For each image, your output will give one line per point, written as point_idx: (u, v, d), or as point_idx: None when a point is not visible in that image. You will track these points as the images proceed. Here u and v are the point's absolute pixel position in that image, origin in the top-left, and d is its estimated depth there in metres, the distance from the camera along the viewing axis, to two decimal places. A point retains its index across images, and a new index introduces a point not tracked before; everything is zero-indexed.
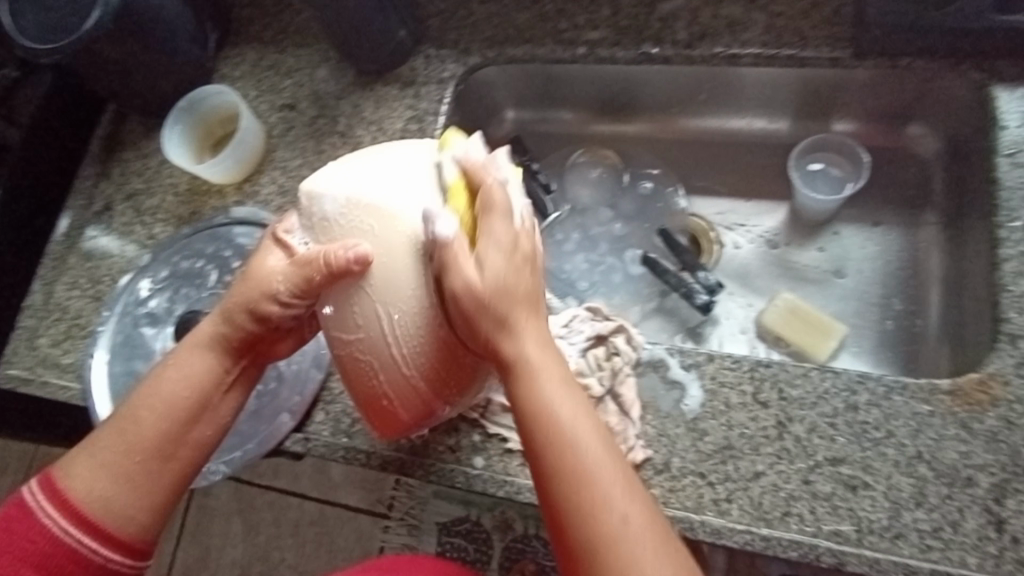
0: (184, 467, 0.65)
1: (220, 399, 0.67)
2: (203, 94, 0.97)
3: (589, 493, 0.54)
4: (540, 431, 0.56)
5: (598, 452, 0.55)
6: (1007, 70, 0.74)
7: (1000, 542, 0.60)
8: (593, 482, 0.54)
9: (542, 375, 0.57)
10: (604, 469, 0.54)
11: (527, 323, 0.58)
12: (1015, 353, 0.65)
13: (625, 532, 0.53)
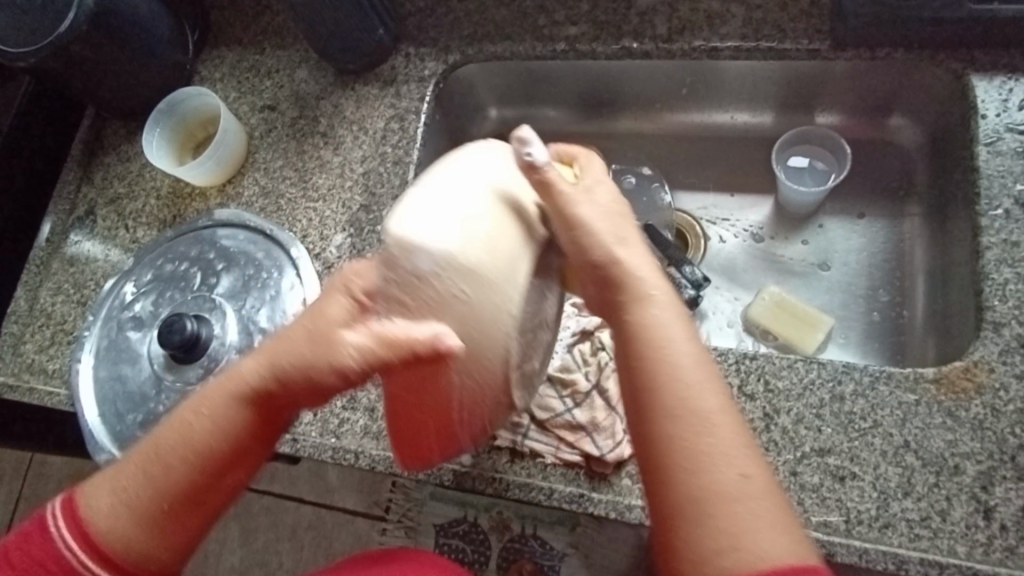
0: (212, 514, 0.59)
1: (258, 454, 0.59)
2: (186, 96, 0.97)
3: (693, 443, 0.51)
4: (646, 369, 0.54)
5: (713, 404, 0.52)
6: (984, 57, 0.73)
7: (988, 531, 0.57)
8: (699, 432, 0.51)
9: (661, 304, 0.56)
10: (718, 417, 0.52)
11: (645, 258, 0.58)
12: (999, 340, 0.61)
13: (733, 491, 0.49)
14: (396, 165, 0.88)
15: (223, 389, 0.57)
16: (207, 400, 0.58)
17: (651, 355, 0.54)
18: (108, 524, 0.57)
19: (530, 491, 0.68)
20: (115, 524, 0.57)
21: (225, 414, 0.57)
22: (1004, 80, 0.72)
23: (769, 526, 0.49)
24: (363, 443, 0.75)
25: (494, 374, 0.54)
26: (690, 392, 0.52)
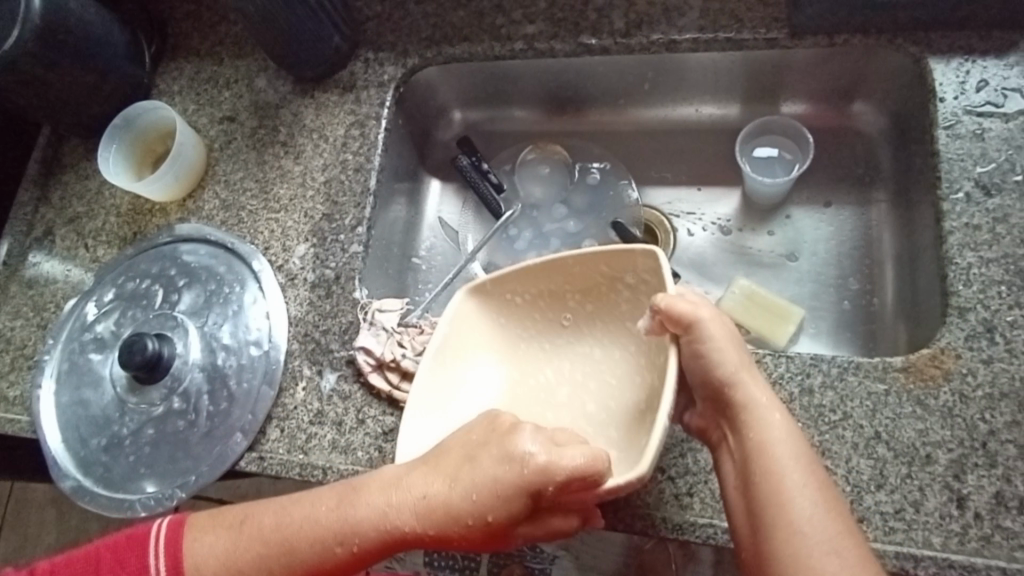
0: None
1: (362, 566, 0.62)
2: (142, 110, 0.95)
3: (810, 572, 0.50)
4: (763, 493, 0.53)
5: (833, 533, 0.51)
6: (941, 40, 0.72)
7: (962, 520, 0.56)
8: (814, 563, 0.50)
9: (774, 435, 0.55)
10: (840, 551, 0.50)
11: (757, 388, 0.57)
12: (965, 326, 0.61)
13: None
14: (357, 173, 0.87)
15: (378, 530, 0.58)
16: (357, 538, 0.58)
17: (769, 479, 0.53)
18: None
19: None
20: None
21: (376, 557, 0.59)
22: (961, 62, 0.71)
23: None
24: (331, 458, 0.74)
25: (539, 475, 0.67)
26: (808, 520, 0.51)
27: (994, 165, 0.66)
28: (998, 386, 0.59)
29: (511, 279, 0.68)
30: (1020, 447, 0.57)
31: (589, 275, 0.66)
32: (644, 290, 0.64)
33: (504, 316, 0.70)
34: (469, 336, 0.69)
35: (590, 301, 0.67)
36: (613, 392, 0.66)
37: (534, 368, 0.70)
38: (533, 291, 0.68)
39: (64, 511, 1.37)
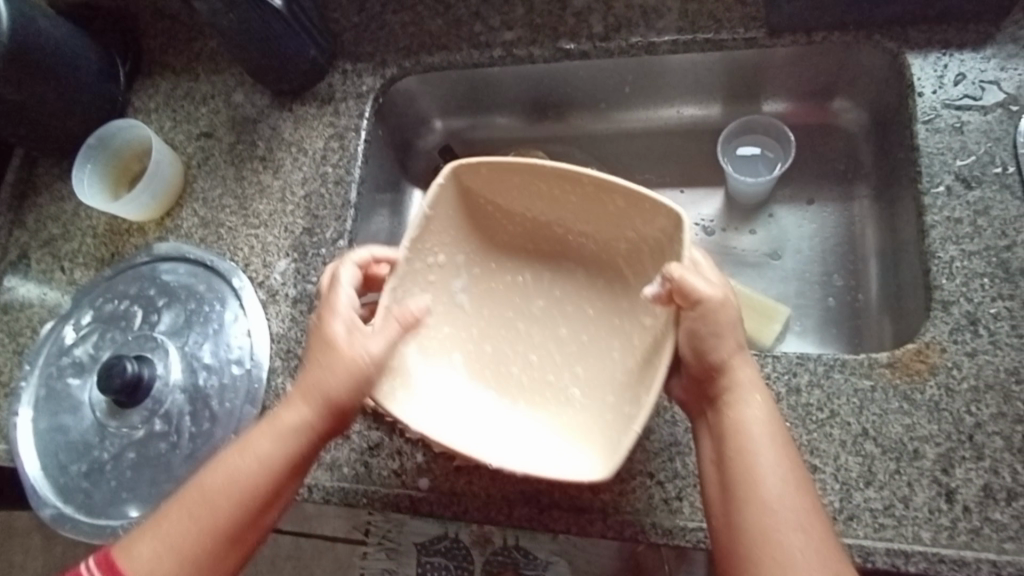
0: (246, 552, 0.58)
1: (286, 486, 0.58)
2: (117, 128, 0.93)
3: (775, 548, 0.49)
4: (737, 469, 0.53)
5: (801, 511, 0.50)
6: (919, 34, 0.72)
7: (951, 514, 0.55)
8: (780, 539, 0.49)
9: (754, 415, 0.55)
10: (805, 527, 0.50)
11: (746, 371, 0.57)
12: (949, 319, 0.60)
13: None
14: (336, 185, 0.86)
15: (260, 467, 0.57)
16: (241, 489, 0.56)
17: (743, 458, 0.53)
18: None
19: (489, 513, 0.65)
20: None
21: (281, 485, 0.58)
22: (938, 56, 0.71)
23: None
24: (316, 475, 0.69)
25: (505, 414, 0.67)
26: (777, 497, 0.51)
27: (974, 157, 0.66)
28: (983, 378, 0.58)
29: (514, 171, 0.63)
30: (1007, 439, 0.56)
31: (598, 200, 0.62)
32: (653, 248, 0.62)
33: (492, 204, 0.66)
34: (451, 227, 0.65)
35: (589, 225, 0.65)
36: (586, 321, 0.67)
37: (510, 268, 0.69)
38: (531, 189, 0.64)
39: (51, 538, 1.34)
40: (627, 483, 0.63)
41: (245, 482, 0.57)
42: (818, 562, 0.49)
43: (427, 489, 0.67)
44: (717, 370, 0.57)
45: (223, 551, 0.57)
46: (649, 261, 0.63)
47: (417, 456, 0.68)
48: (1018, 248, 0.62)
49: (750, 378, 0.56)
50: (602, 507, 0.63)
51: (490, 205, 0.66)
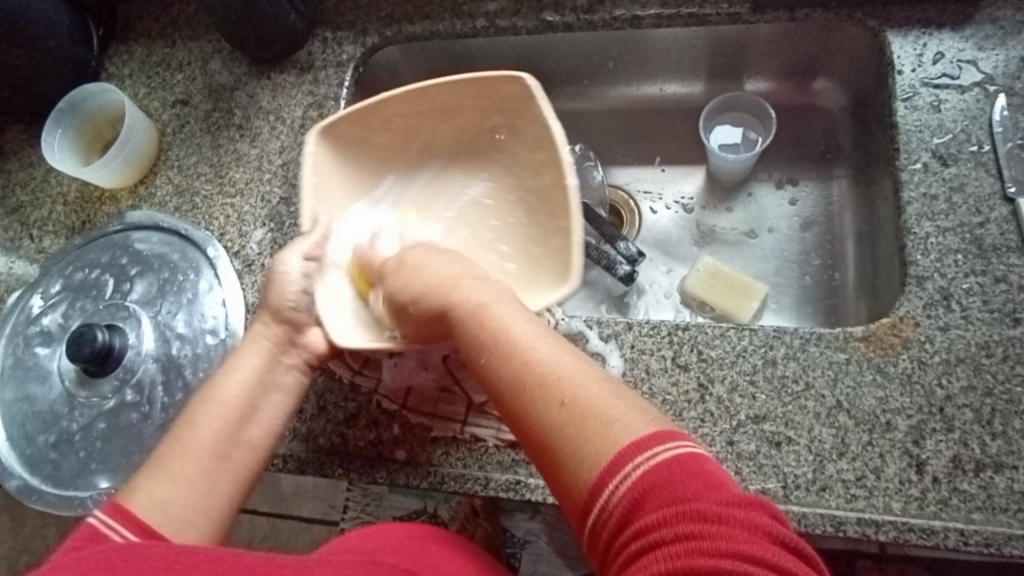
0: (241, 470, 0.57)
1: (269, 400, 0.60)
2: (89, 93, 0.89)
3: (544, 391, 0.45)
4: (481, 343, 0.50)
5: (541, 344, 0.48)
6: (900, 12, 0.72)
7: (921, 484, 0.56)
8: (539, 381, 0.46)
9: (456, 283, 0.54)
10: (539, 343, 0.48)
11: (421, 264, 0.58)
12: (923, 294, 0.61)
13: (580, 398, 0.44)
14: None
15: (240, 388, 0.59)
16: (226, 410, 0.58)
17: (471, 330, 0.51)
18: (170, 523, 0.53)
19: (466, 483, 0.65)
20: (177, 530, 0.53)
21: (268, 408, 0.60)
22: (918, 35, 0.71)
23: (621, 402, 0.44)
24: (291, 446, 0.69)
25: None
26: (522, 352, 0.47)
27: (951, 135, 0.66)
28: (954, 351, 0.59)
29: (366, 115, 0.67)
30: (977, 411, 0.57)
31: (454, 102, 0.66)
32: (505, 125, 0.66)
33: (365, 154, 0.70)
34: (336, 186, 0.69)
35: (456, 123, 0.69)
36: (492, 212, 0.70)
37: (409, 193, 0.73)
38: (390, 122, 0.68)
39: (19, 519, 1.32)
40: None
41: (230, 405, 0.58)
42: (578, 376, 0.45)
43: (403, 460, 0.66)
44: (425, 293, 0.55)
45: (227, 466, 0.56)
46: (510, 140, 0.67)
47: (394, 428, 0.67)
48: (991, 225, 0.63)
49: (442, 271, 0.57)
50: None
51: (357, 155, 0.70)
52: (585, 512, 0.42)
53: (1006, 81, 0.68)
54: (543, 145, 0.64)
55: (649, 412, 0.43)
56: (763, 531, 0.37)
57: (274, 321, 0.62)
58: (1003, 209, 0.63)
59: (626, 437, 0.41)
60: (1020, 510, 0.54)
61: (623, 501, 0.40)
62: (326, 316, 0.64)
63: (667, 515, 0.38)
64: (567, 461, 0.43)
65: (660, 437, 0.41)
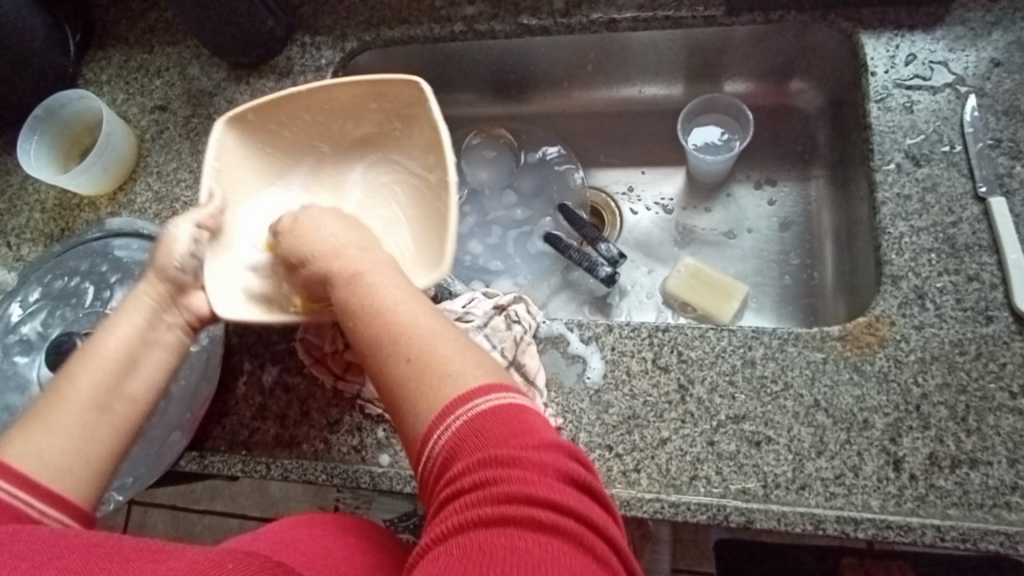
0: (124, 424, 0.54)
1: (155, 355, 0.58)
2: (65, 100, 0.88)
3: (394, 346, 0.48)
4: (354, 301, 0.52)
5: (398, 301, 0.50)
6: (872, 15, 0.73)
7: (899, 481, 0.57)
8: (391, 339, 0.48)
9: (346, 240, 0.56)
10: (400, 300, 0.50)
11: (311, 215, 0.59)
12: (898, 294, 0.62)
13: (430, 351, 0.47)
14: None
15: (125, 342, 0.56)
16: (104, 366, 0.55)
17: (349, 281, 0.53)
18: (47, 473, 0.50)
19: None
20: (53, 480, 0.50)
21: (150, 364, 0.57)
22: (890, 37, 0.72)
23: (464, 356, 0.47)
24: (275, 453, 0.69)
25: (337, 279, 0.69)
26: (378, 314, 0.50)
27: (923, 136, 0.67)
28: (929, 349, 0.60)
29: (274, 110, 0.68)
30: (951, 409, 0.58)
31: (354, 101, 0.68)
32: (401, 131, 0.69)
33: (267, 151, 0.70)
34: (236, 169, 0.68)
35: (355, 125, 0.70)
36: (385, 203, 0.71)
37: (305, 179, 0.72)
38: (293, 116, 0.69)
39: None
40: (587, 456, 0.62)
41: (106, 362, 0.55)
42: (430, 332, 0.48)
43: (387, 464, 0.66)
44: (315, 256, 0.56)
45: (103, 423, 0.53)
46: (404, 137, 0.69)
47: (378, 431, 0.67)
48: (964, 224, 0.64)
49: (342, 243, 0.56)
50: None
51: (259, 144, 0.69)
52: (419, 458, 0.45)
53: (976, 82, 0.69)
54: (433, 143, 0.66)
55: (485, 364, 0.47)
56: (556, 471, 0.41)
57: (158, 278, 0.59)
58: (975, 208, 0.64)
59: (461, 388, 0.45)
60: (995, 505, 0.55)
61: (445, 446, 0.43)
62: (214, 289, 0.61)
63: (479, 458, 0.42)
64: (409, 411, 0.46)
65: (488, 387, 0.44)
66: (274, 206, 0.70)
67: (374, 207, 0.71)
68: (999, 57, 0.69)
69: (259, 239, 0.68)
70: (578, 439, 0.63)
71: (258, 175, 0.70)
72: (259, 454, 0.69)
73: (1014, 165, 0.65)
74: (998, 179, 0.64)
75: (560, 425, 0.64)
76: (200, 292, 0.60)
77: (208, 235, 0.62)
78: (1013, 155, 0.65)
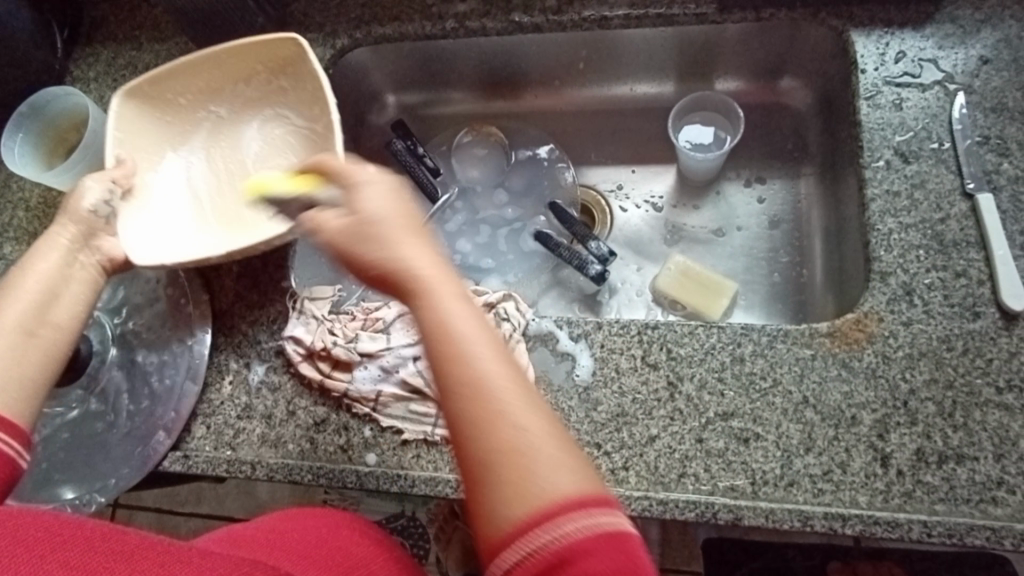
0: (50, 349, 0.54)
1: (72, 288, 0.59)
2: (50, 97, 0.86)
3: (485, 420, 0.41)
4: (439, 353, 0.43)
5: (490, 369, 0.42)
6: (863, 12, 0.73)
7: (887, 478, 0.57)
8: (479, 411, 0.41)
9: (429, 264, 0.46)
10: (498, 369, 0.42)
11: (371, 211, 0.47)
12: (887, 290, 0.62)
13: (526, 443, 0.40)
14: None
15: (42, 276, 0.57)
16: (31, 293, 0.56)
17: (431, 325, 0.44)
18: None
19: (436, 485, 0.64)
20: None
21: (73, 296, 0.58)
22: (881, 35, 0.72)
23: (566, 459, 0.40)
24: (260, 452, 0.68)
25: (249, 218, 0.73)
26: (462, 374, 0.42)
27: (912, 133, 0.67)
28: (917, 346, 0.60)
29: (168, 79, 0.71)
30: (939, 405, 0.58)
31: (241, 62, 0.72)
32: (285, 84, 0.73)
33: (166, 117, 0.73)
34: (139, 138, 0.71)
35: (246, 89, 0.74)
36: (285, 149, 0.74)
37: (205, 143, 0.75)
38: (189, 87, 0.73)
39: None
40: None
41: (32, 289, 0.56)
42: (530, 424, 0.41)
43: (374, 463, 0.66)
44: (389, 275, 0.46)
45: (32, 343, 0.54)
46: (290, 90, 0.73)
47: (365, 430, 0.67)
48: (952, 220, 0.63)
49: (428, 266, 0.45)
50: None
51: (157, 114, 0.72)
52: (492, 558, 0.39)
53: (966, 79, 0.69)
54: (316, 93, 0.71)
55: (586, 468, 0.40)
56: None
57: (70, 221, 0.62)
58: (963, 205, 0.64)
59: (560, 496, 0.38)
60: (982, 500, 0.55)
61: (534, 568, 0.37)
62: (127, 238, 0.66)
63: None
64: (493, 499, 0.39)
65: (597, 506, 0.38)
66: (180, 167, 0.74)
67: (273, 158, 0.75)
68: (988, 54, 0.69)
69: (170, 195, 0.72)
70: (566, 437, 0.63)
71: (161, 141, 0.73)
72: (244, 453, 0.68)
73: (1002, 162, 0.65)
74: (986, 175, 0.64)
75: None
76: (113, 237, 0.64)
77: (122, 191, 0.67)
78: (1001, 152, 0.65)
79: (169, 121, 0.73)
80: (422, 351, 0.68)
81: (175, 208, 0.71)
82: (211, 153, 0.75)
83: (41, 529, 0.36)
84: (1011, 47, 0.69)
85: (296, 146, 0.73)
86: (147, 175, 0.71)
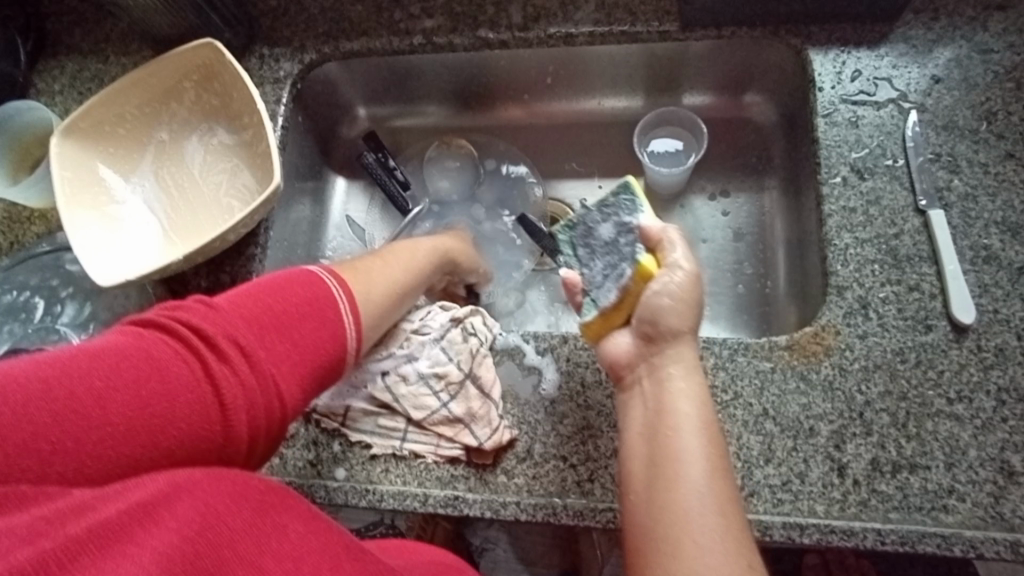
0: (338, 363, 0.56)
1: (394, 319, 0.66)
2: (14, 111, 0.84)
3: (674, 516, 0.48)
4: (658, 446, 0.51)
5: (718, 498, 0.48)
6: (820, 32, 0.75)
7: (843, 487, 0.58)
8: (689, 521, 0.47)
9: (687, 372, 0.55)
10: (710, 486, 0.49)
11: (684, 293, 0.57)
12: (843, 304, 0.64)
13: (705, 557, 0.46)
14: None
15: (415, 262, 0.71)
16: (405, 266, 0.69)
17: (665, 423, 0.52)
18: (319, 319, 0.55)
19: (404, 500, 0.63)
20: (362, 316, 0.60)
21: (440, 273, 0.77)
22: (837, 53, 0.74)
23: None
24: None
25: (203, 226, 0.80)
26: (693, 482, 0.49)
27: (867, 150, 0.69)
28: (872, 358, 0.61)
29: (102, 113, 0.78)
30: (893, 415, 0.59)
31: (166, 80, 0.79)
32: (213, 92, 0.81)
33: (110, 150, 0.79)
34: (90, 173, 0.77)
35: (181, 106, 0.82)
36: (224, 154, 0.82)
37: (151, 169, 0.82)
38: (127, 116, 0.80)
39: None
40: (541, 466, 0.63)
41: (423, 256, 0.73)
42: (718, 548, 0.46)
43: (343, 478, 0.65)
44: (651, 355, 0.57)
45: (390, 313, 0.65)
46: (217, 96, 0.81)
47: (334, 445, 0.66)
48: (906, 235, 0.65)
49: (693, 380, 0.55)
50: (515, 491, 0.62)
51: (102, 147, 0.79)
52: None
53: (918, 98, 0.71)
54: (242, 96, 0.78)
55: None
56: None
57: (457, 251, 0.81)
58: (916, 220, 0.66)
59: None
60: (934, 508, 0.57)
61: None
62: (97, 263, 0.72)
63: None
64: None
65: None
66: (131, 194, 0.80)
67: (216, 165, 0.82)
68: (939, 74, 0.71)
69: (133, 222, 0.79)
70: (533, 450, 0.63)
71: (113, 171, 0.80)
72: None
73: (952, 178, 0.67)
74: (937, 192, 0.66)
75: (516, 436, 0.64)
76: (83, 263, 0.70)
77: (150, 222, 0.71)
78: (951, 169, 0.67)
79: (113, 150, 0.80)
80: (390, 366, 0.68)
81: (135, 232, 0.78)
82: (160, 175, 0.82)
83: (295, 522, 0.38)
84: (962, 67, 0.71)
85: (235, 151, 0.81)
86: (109, 209, 0.77)
